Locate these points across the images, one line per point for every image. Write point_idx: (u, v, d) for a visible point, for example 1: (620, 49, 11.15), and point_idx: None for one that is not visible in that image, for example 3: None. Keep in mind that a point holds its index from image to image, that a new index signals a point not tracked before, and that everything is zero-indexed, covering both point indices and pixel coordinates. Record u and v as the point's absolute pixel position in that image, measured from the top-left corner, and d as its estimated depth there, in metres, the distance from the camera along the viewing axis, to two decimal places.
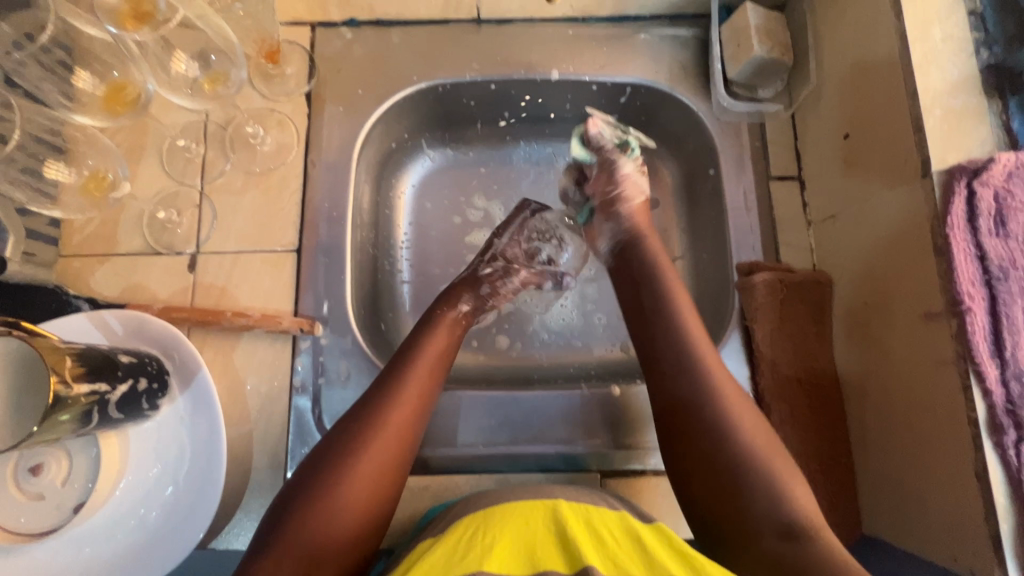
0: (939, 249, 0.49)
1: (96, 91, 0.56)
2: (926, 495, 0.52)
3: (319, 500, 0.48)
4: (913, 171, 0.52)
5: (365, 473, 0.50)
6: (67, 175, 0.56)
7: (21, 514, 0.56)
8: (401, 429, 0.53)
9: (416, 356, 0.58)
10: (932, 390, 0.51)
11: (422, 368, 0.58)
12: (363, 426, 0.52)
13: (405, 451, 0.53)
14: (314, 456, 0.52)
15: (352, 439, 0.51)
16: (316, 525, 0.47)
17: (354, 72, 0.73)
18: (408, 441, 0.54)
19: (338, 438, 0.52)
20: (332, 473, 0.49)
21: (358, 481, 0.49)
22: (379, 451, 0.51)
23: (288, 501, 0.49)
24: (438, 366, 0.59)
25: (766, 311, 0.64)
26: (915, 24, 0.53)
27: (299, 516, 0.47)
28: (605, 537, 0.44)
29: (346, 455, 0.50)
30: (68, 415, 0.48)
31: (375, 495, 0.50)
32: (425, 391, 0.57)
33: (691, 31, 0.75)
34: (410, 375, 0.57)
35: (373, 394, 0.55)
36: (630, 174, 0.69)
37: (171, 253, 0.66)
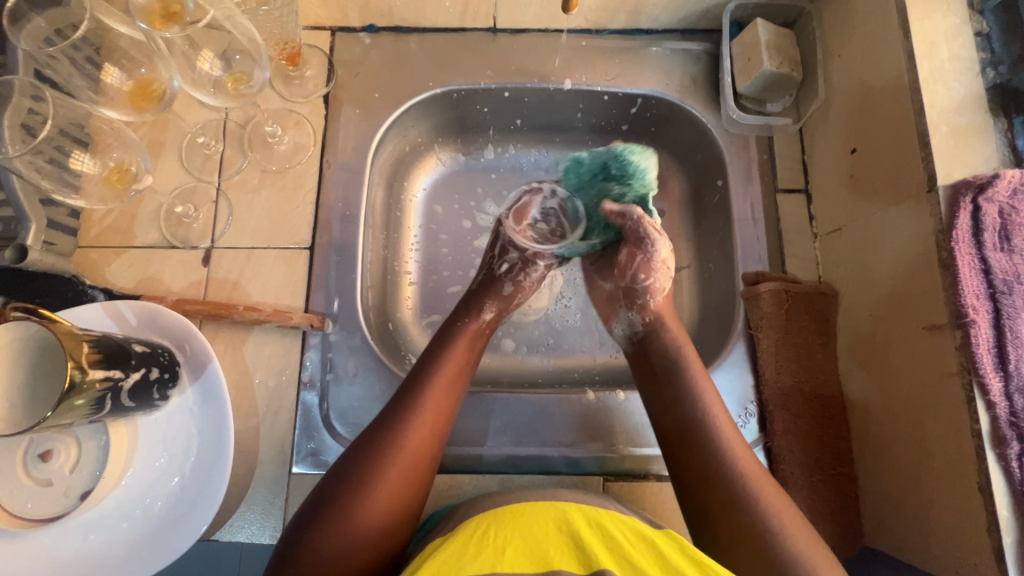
0: (945, 263, 0.50)
1: (123, 86, 0.58)
2: (928, 509, 0.52)
3: (339, 511, 0.49)
4: (919, 186, 0.53)
5: (387, 486, 0.51)
6: (91, 166, 0.57)
7: (29, 500, 0.56)
8: (423, 441, 0.53)
9: (439, 366, 0.58)
10: (940, 411, 0.50)
11: (443, 380, 0.57)
12: (382, 442, 0.52)
13: (425, 466, 0.53)
14: (335, 469, 0.52)
15: (371, 455, 0.51)
16: (334, 541, 0.48)
17: (372, 77, 0.74)
18: (428, 456, 0.54)
19: (358, 452, 0.52)
20: (352, 489, 0.50)
21: (378, 498, 0.50)
22: (398, 467, 0.51)
23: (309, 513, 0.50)
24: (459, 378, 0.58)
25: (771, 321, 0.65)
26: (922, 44, 0.55)
27: (322, 530, 0.48)
28: (621, 545, 0.45)
29: (363, 471, 0.51)
30: (83, 400, 0.49)
31: (395, 509, 0.50)
32: (445, 404, 0.56)
33: (703, 46, 0.76)
34: (433, 385, 0.56)
35: (395, 404, 0.55)
36: (664, 261, 0.63)
37: (186, 247, 0.67)
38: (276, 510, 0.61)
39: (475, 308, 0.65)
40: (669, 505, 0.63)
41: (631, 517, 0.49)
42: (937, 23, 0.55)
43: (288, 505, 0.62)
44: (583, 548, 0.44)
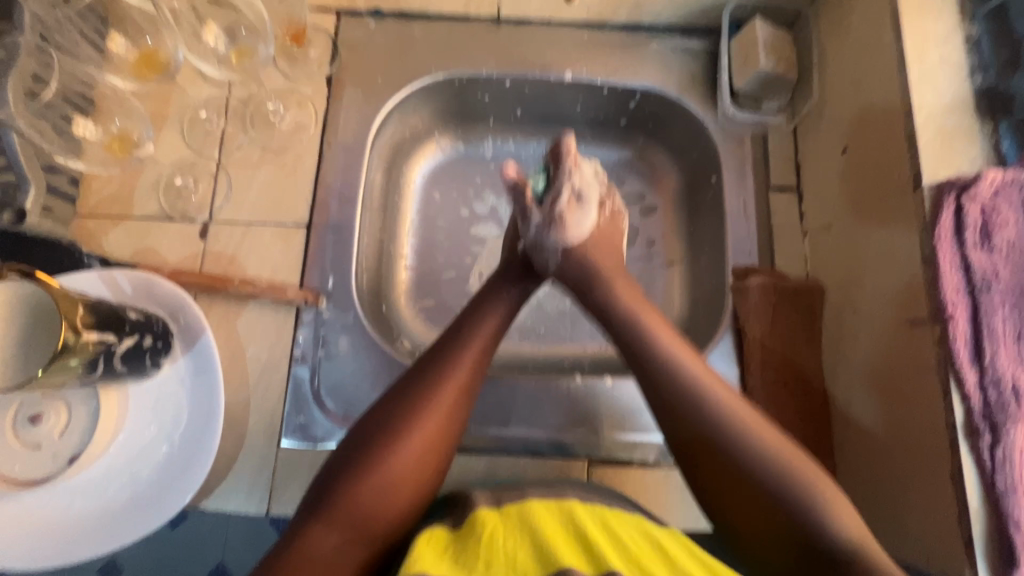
0: (928, 259, 0.51)
1: (128, 55, 0.61)
2: (903, 500, 0.53)
3: (366, 474, 0.50)
4: (906, 184, 0.55)
5: (414, 451, 0.52)
6: (93, 133, 0.62)
7: (17, 462, 0.57)
8: (448, 409, 0.54)
9: (467, 336, 0.58)
10: (912, 401, 0.52)
11: (475, 348, 0.58)
12: (412, 405, 0.53)
13: (453, 429, 0.55)
14: (365, 427, 0.53)
15: (403, 416, 0.53)
16: (367, 495, 0.49)
17: (374, 59, 0.75)
18: (456, 420, 0.55)
19: (390, 412, 0.53)
20: (384, 447, 0.51)
21: (409, 457, 0.51)
22: (429, 429, 0.53)
23: (339, 468, 0.51)
24: (490, 347, 0.59)
25: (757, 313, 0.67)
26: (914, 46, 0.56)
27: (352, 491, 0.49)
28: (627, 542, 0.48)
29: (391, 433, 0.52)
30: (76, 360, 0.50)
31: (422, 469, 0.52)
32: (474, 371, 0.57)
33: (702, 43, 0.77)
34: (461, 355, 0.57)
35: (421, 371, 0.56)
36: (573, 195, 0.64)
37: (184, 220, 0.68)
38: (265, 482, 0.62)
39: (516, 279, 0.65)
40: (652, 492, 0.64)
41: (639, 518, 0.51)
42: (931, 27, 0.56)
43: (275, 479, 0.62)
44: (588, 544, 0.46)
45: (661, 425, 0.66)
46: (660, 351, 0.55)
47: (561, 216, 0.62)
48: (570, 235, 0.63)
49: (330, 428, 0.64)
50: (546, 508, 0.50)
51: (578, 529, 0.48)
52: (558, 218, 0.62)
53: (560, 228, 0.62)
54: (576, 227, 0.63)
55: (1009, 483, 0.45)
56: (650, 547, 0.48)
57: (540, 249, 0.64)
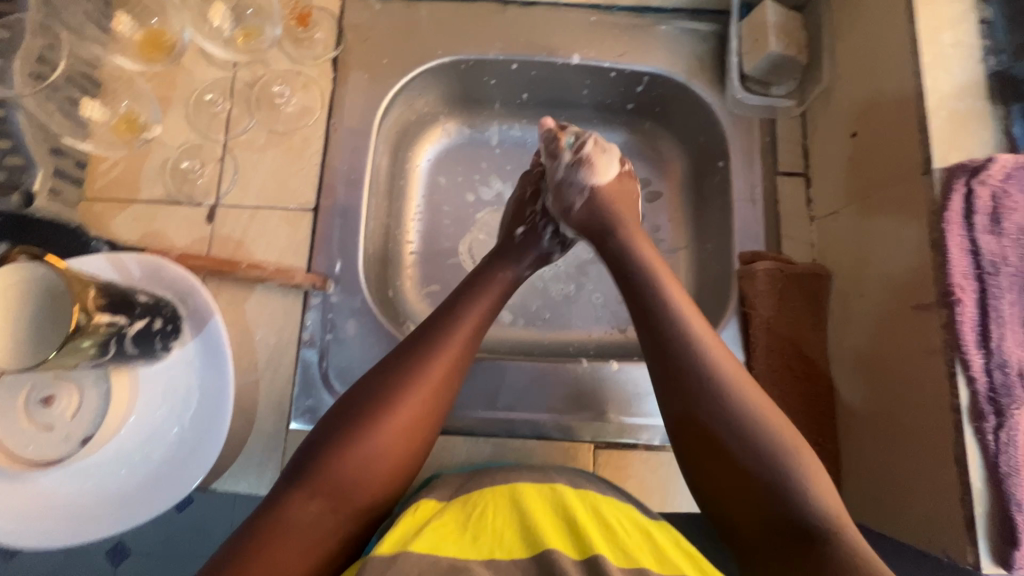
0: (937, 243, 0.51)
1: (134, 35, 0.66)
2: (907, 482, 0.54)
3: (350, 446, 0.51)
4: (915, 168, 0.54)
5: (399, 426, 0.52)
6: (100, 113, 0.65)
7: (30, 443, 0.58)
8: (436, 387, 0.55)
9: (459, 316, 0.59)
10: (915, 380, 0.53)
11: (466, 328, 0.58)
12: (400, 381, 0.54)
13: (440, 405, 0.56)
14: (353, 398, 0.54)
15: (390, 390, 0.53)
16: (351, 464, 0.50)
17: (380, 41, 0.75)
18: (443, 398, 0.56)
19: (378, 384, 0.54)
20: (371, 418, 0.52)
21: (394, 431, 0.52)
22: (416, 403, 0.53)
23: (325, 437, 0.52)
24: (480, 326, 0.60)
25: (764, 299, 0.66)
26: (927, 28, 0.55)
27: (335, 462, 0.50)
28: (615, 529, 0.50)
29: (377, 406, 0.52)
30: (89, 342, 0.51)
31: (407, 443, 0.53)
32: (463, 351, 0.58)
33: (711, 26, 0.77)
34: (451, 334, 0.57)
35: (410, 348, 0.56)
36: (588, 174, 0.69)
37: (191, 203, 0.68)
38: (274, 464, 0.63)
39: (516, 260, 0.66)
40: (657, 474, 0.64)
41: (628, 508, 0.53)
42: (944, 9, 0.56)
43: (285, 461, 0.63)
44: (576, 529, 0.49)
45: None
46: (678, 330, 0.55)
47: (585, 167, 0.66)
48: (598, 175, 0.67)
49: None
50: (537, 495, 0.52)
51: (565, 513, 0.50)
52: (585, 159, 0.67)
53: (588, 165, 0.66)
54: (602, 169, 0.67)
55: (1012, 464, 0.46)
56: (640, 537, 0.50)
57: (566, 190, 0.67)
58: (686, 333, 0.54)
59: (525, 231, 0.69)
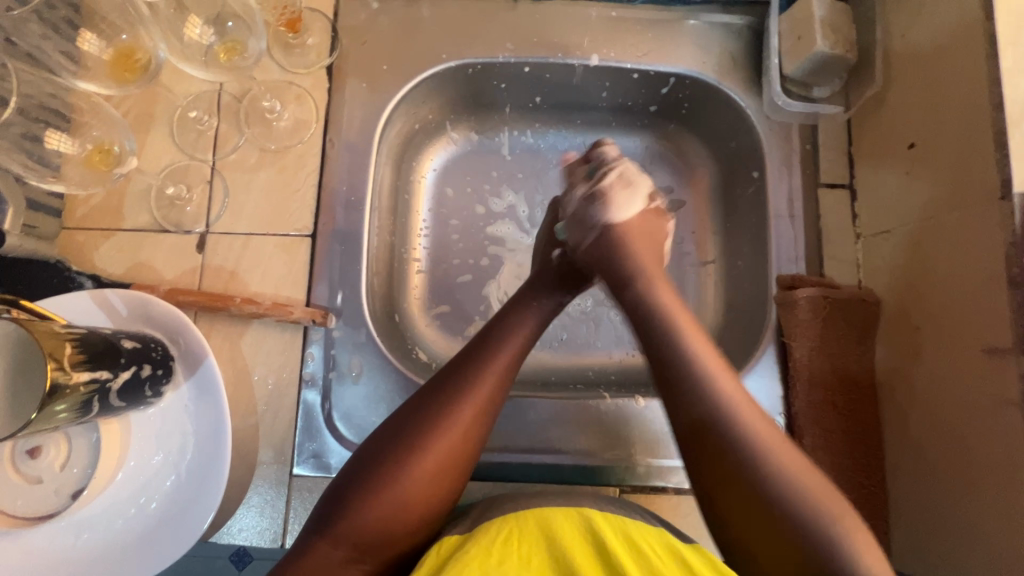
0: (1015, 280, 0.45)
1: (102, 55, 0.54)
2: (969, 536, 0.49)
3: (373, 493, 0.46)
4: (990, 192, 0.48)
5: (425, 471, 0.47)
6: (69, 146, 0.54)
7: (19, 497, 0.54)
8: (468, 428, 0.50)
9: (495, 349, 0.53)
10: (982, 421, 0.48)
11: (501, 362, 0.53)
12: (426, 421, 0.49)
13: (472, 448, 0.50)
14: (381, 437, 0.49)
15: (416, 431, 0.49)
16: (375, 512, 0.46)
17: (379, 46, 0.68)
18: (477, 438, 0.51)
19: (406, 423, 0.49)
20: (397, 461, 0.47)
21: (419, 477, 0.47)
22: (444, 446, 0.48)
23: (350, 480, 0.48)
24: (518, 359, 0.54)
25: (807, 328, 0.60)
26: (1007, 28, 0.48)
27: (356, 509, 0.46)
28: (650, 559, 0.45)
29: (401, 449, 0.48)
30: (65, 406, 0.46)
31: (435, 488, 0.48)
32: (499, 387, 0.52)
33: (745, 19, 0.69)
34: (485, 371, 0.52)
35: (439, 384, 0.51)
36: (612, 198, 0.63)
37: (179, 231, 0.63)
38: (277, 513, 0.59)
39: (547, 287, 0.61)
40: (687, 519, 0.60)
41: (659, 529, 0.49)
42: None
43: (289, 508, 0.59)
44: (607, 555, 0.45)
45: None
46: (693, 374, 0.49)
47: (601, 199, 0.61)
48: (618, 212, 0.61)
49: (344, 455, 0.60)
50: (568, 520, 0.47)
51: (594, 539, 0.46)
52: (603, 192, 0.61)
53: (606, 201, 0.61)
54: (621, 204, 0.61)
55: None
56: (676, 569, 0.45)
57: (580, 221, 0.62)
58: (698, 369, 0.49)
59: (559, 253, 0.64)
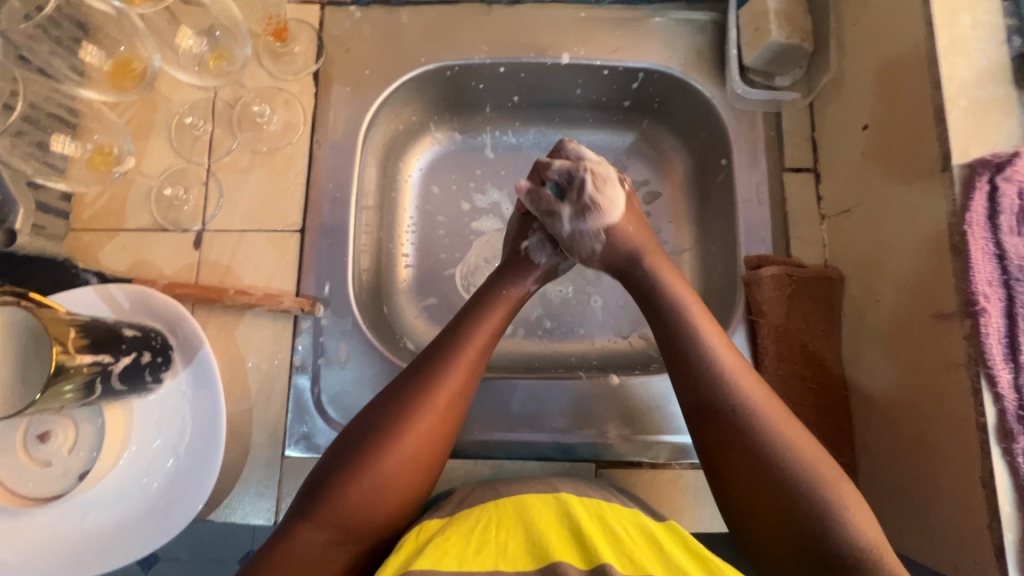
0: (956, 248, 0.47)
1: (103, 65, 0.58)
2: (929, 501, 0.50)
3: (354, 476, 0.49)
4: (933, 165, 0.50)
5: (404, 453, 0.50)
6: (73, 148, 0.60)
7: (30, 480, 0.57)
8: (444, 411, 0.52)
9: (466, 337, 0.56)
10: (934, 385, 0.50)
11: (473, 347, 0.56)
12: (403, 406, 0.52)
13: (449, 430, 0.53)
14: (360, 426, 0.52)
15: (394, 418, 0.51)
16: (358, 493, 0.48)
17: (362, 52, 0.72)
18: (452, 421, 0.53)
19: (384, 411, 0.52)
20: (377, 444, 0.50)
21: (398, 460, 0.50)
22: (423, 429, 0.51)
23: (333, 465, 0.50)
24: (489, 344, 0.57)
25: (772, 306, 0.63)
26: (943, 9, 0.50)
27: (338, 492, 0.48)
28: (621, 536, 0.46)
29: (381, 434, 0.50)
30: (71, 386, 0.50)
31: (414, 470, 0.50)
32: (471, 371, 0.55)
33: (709, 15, 0.72)
34: (457, 358, 0.55)
35: (414, 373, 0.54)
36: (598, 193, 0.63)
37: (177, 230, 0.67)
38: (271, 492, 0.62)
39: (520, 277, 0.63)
40: (662, 492, 0.62)
41: (634, 515, 0.49)
42: None
43: (282, 488, 0.62)
44: (582, 537, 0.45)
45: (674, 425, 0.64)
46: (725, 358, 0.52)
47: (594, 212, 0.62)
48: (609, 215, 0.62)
49: (334, 436, 0.63)
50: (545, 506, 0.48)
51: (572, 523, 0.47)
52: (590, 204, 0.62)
53: (599, 212, 0.62)
54: (612, 203, 0.62)
55: None
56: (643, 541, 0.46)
57: (581, 241, 0.63)
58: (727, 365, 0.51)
59: (531, 248, 0.66)
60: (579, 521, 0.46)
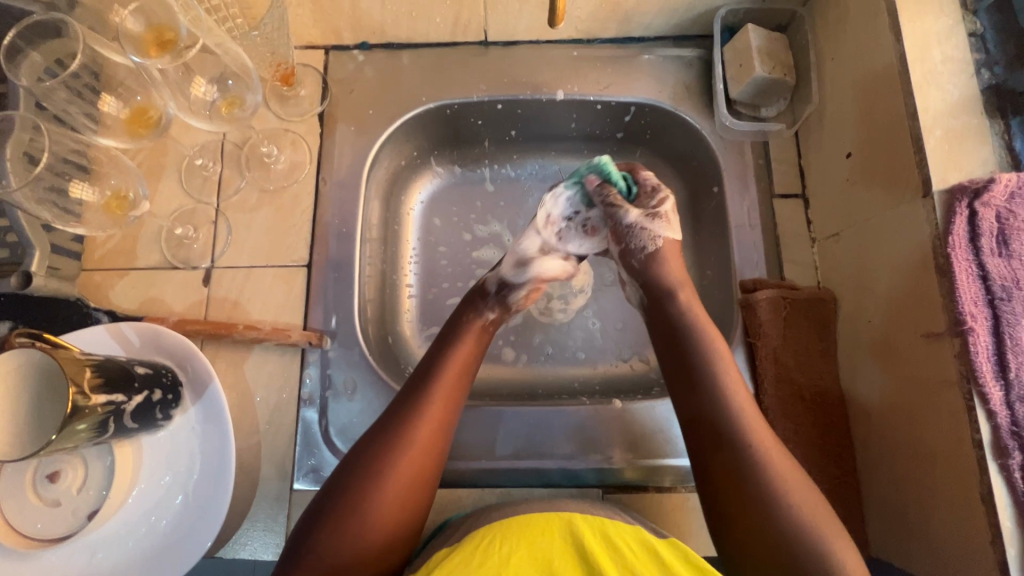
0: (942, 269, 0.49)
1: (120, 114, 0.61)
2: (930, 517, 0.51)
3: (343, 519, 0.49)
4: (915, 191, 0.52)
5: (391, 492, 0.50)
6: (91, 194, 0.59)
7: (38, 520, 0.57)
8: (425, 444, 0.53)
9: (440, 369, 0.57)
10: (927, 403, 0.51)
11: (447, 380, 0.56)
12: (384, 444, 0.52)
13: (433, 462, 0.54)
14: (347, 466, 0.52)
15: (377, 457, 0.51)
16: (348, 532, 0.48)
17: (365, 94, 0.75)
18: (435, 453, 0.54)
19: (367, 450, 0.52)
20: (363, 481, 0.50)
21: (385, 498, 0.50)
22: (406, 463, 0.52)
23: (321, 507, 0.50)
24: (464, 374, 0.58)
25: (769, 328, 0.64)
26: (914, 47, 0.54)
27: (327, 537, 0.48)
28: (625, 554, 0.45)
29: (365, 475, 0.51)
30: (85, 424, 0.50)
31: (402, 507, 0.51)
32: (448, 403, 0.56)
33: (695, 52, 0.76)
34: (434, 391, 0.55)
35: (393, 410, 0.55)
36: (635, 222, 0.64)
37: (187, 267, 0.69)
38: (280, 527, 0.62)
39: (485, 306, 0.64)
40: (668, 517, 0.63)
41: (634, 526, 0.49)
42: (929, 25, 0.54)
43: (290, 522, 0.63)
44: (587, 558, 0.44)
45: (679, 448, 0.65)
46: (720, 399, 0.53)
47: (660, 219, 0.64)
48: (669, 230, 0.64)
49: None
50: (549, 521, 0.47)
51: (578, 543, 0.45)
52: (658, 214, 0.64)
53: (661, 221, 0.64)
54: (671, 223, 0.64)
55: None
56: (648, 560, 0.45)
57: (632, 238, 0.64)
58: (720, 384, 0.54)
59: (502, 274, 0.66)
60: (579, 531, 0.46)
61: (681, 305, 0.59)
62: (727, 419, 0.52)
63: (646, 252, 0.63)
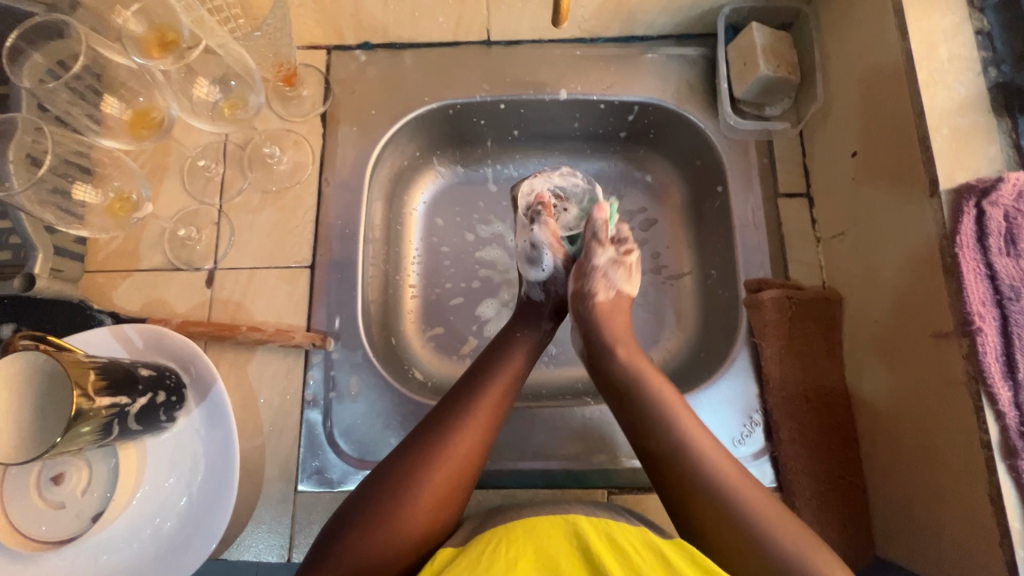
0: (949, 269, 0.49)
1: (122, 116, 0.60)
2: (940, 519, 0.51)
3: (371, 524, 0.49)
4: (921, 190, 0.52)
5: (423, 501, 0.50)
6: (93, 196, 0.60)
7: (42, 522, 0.57)
8: (463, 456, 0.52)
9: (485, 384, 0.57)
10: (937, 404, 0.51)
11: (493, 394, 0.56)
12: (421, 452, 0.52)
13: (469, 475, 0.53)
14: (381, 472, 0.52)
15: (413, 465, 0.51)
16: (375, 537, 0.48)
17: (367, 94, 0.75)
18: (472, 468, 0.53)
19: (403, 458, 0.52)
20: (394, 488, 0.50)
21: (416, 507, 0.49)
22: (442, 473, 0.51)
23: (350, 512, 0.50)
24: (510, 389, 0.58)
25: (774, 328, 0.64)
26: (921, 44, 0.53)
27: (353, 540, 0.48)
28: (631, 557, 0.45)
29: (398, 482, 0.50)
30: (89, 427, 0.50)
31: (433, 517, 0.50)
32: (491, 419, 0.55)
33: (698, 50, 0.75)
34: (476, 403, 0.55)
35: (434, 420, 0.55)
36: (600, 265, 0.63)
37: (190, 268, 0.68)
38: (285, 529, 0.62)
39: (534, 321, 0.64)
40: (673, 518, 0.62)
41: (639, 528, 0.48)
42: (936, 23, 0.54)
43: (295, 523, 0.62)
44: (593, 562, 0.44)
45: None
46: (666, 425, 0.54)
47: (621, 270, 0.63)
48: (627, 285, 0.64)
49: (346, 470, 0.64)
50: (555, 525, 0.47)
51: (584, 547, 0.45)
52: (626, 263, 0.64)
53: (626, 273, 0.64)
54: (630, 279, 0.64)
55: None
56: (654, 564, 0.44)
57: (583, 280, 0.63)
58: (664, 411, 0.55)
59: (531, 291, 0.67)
60: (584, 535, 0.46)
61: (618, 357, 0.59)
62: (682, 444, 0.53)
63: (595, 297, 0.62)
